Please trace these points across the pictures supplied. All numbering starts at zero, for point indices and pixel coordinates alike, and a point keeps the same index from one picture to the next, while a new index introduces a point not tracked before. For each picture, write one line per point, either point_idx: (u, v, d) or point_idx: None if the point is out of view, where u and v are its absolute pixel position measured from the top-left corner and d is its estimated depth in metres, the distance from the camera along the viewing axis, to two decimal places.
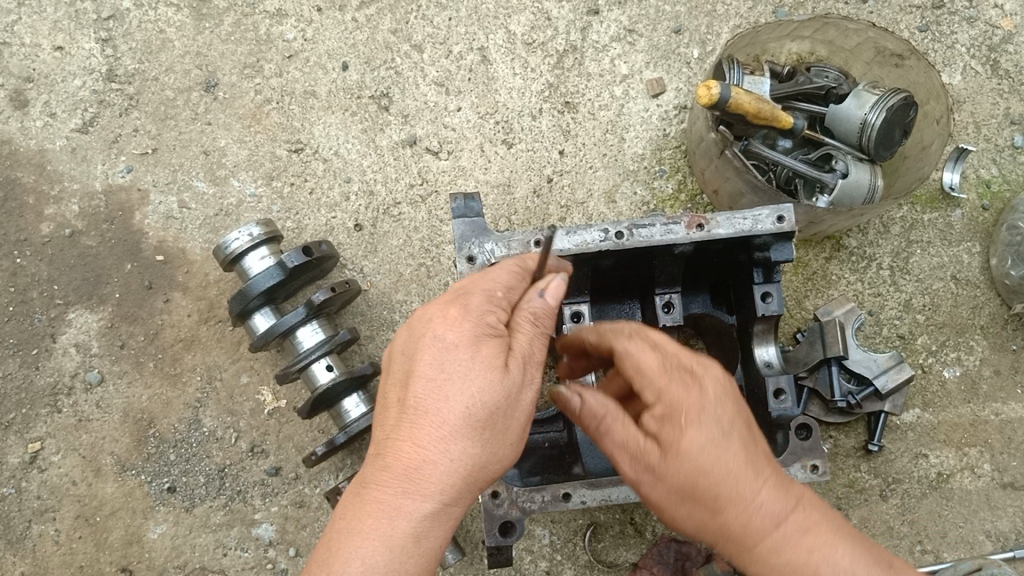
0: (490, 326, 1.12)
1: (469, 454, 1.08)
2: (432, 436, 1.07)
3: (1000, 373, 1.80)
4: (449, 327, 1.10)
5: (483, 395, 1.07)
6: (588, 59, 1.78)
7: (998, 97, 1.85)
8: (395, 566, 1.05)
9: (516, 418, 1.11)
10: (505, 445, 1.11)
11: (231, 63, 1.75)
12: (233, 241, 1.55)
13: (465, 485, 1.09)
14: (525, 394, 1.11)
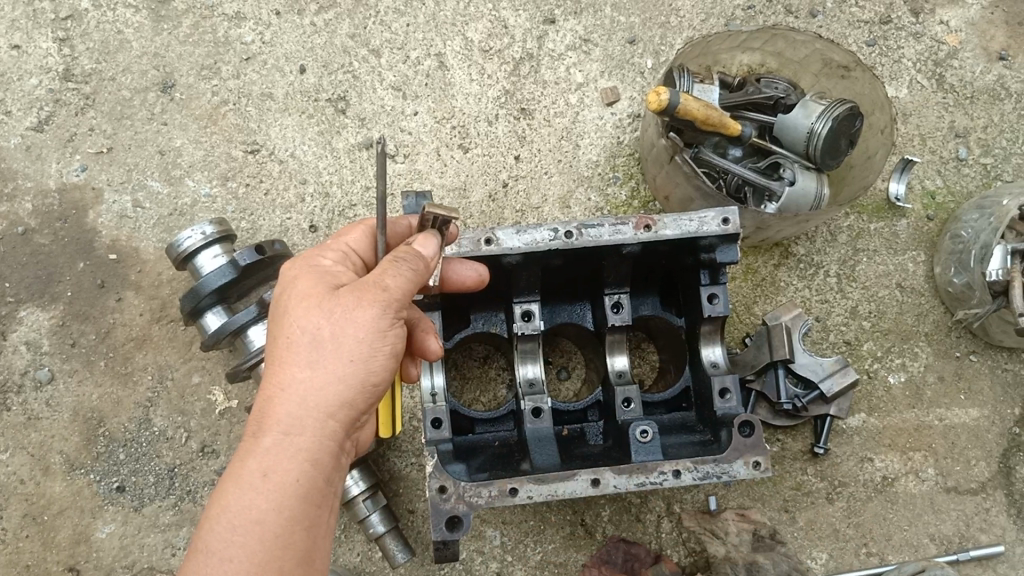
0: (330, 273, 1.22)
1: (296, 380, 1.11)
2: (273, 371, 1.13)
3: (944, 379, 1.84)
4: (295, 273, 1.23)
5: (303, 324, 1.13)
6: (543, 67, 1.81)
7: (943, 110, 1.90)
8: (246, 505, 1.08)
9: (347, 339, 1.11)
10: (341, 363, 1.12)
11: (189, 64, 1.77)
12: (186, 240, 1.56)
13: (305, 410, 1.11)
14: (356, 310, 1.12)
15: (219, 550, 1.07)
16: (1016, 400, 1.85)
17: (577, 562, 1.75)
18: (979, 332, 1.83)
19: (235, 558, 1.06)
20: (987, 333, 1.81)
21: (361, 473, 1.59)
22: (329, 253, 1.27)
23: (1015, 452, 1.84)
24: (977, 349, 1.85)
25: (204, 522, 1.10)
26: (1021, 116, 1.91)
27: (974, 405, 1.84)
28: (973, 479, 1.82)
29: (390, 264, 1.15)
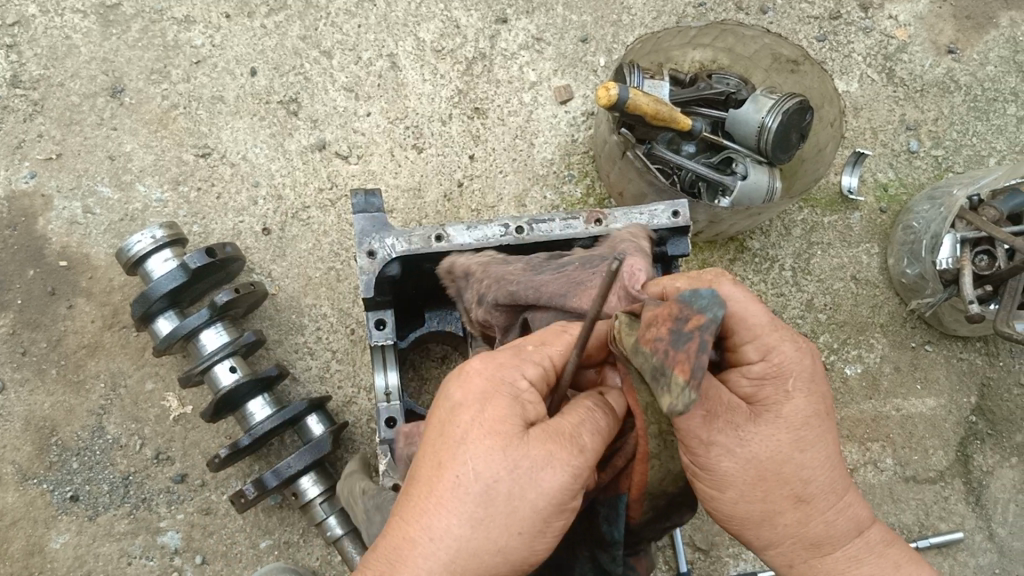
0: (519, 398, 0.99)
1: (456, 533, 0.94)
2: (426, 511, 0.95)
3: (899, 369, 1.86)
4: (471, 379, 1.00)
5: (480, 469, 0.94)
6: (496, 67, 1.81)
7: (894, 103, 1.92)
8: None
9: (525, 504, 0.94)
10: (507, 532, 0.94)
11: (138, 68, 1.75)
12: (136, 244, 1.55)
13: (451, 573, 0.94)
14: (543, 473, 0.94)
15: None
16: (971, 389, 1.88)
17: None
18: (934, 322, 1.85)
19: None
20: (942, 322, 1.83)
21: (320, 475, 1.61)
22: (528, 366, 1.02)
23: (971, 440, 1.87)
24: (932, 339, 1.87)
25: None
26: (970, 107, 1.93)
27: (930, 394, 1.87)
28: (931, 468, 1.85)
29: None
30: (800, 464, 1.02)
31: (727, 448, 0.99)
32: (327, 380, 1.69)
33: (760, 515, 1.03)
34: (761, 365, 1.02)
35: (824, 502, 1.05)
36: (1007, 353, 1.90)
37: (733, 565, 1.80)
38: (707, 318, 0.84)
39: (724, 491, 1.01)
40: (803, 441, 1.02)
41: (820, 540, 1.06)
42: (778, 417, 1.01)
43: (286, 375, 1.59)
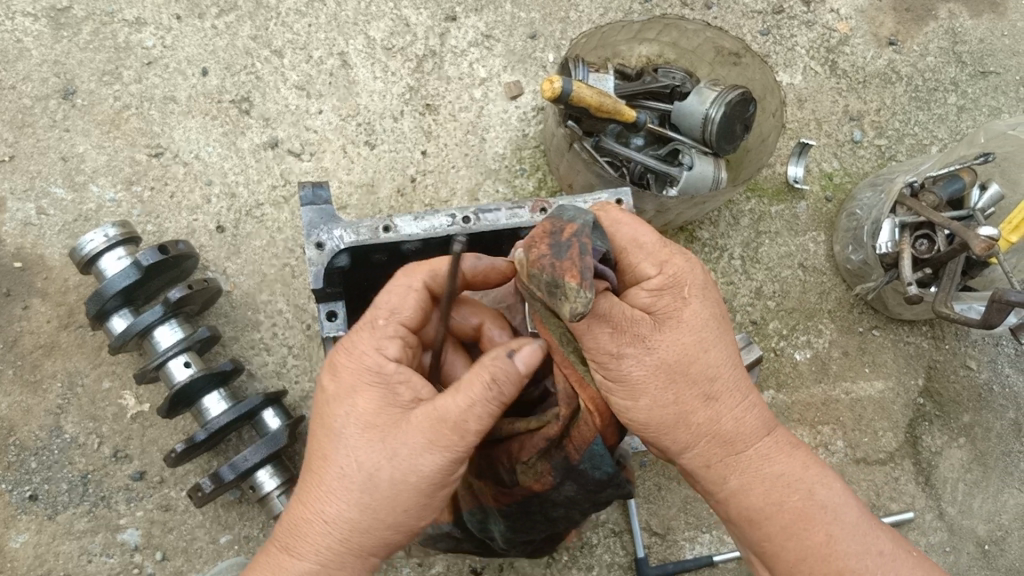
0: (391, 385, 1.10)
1: (345, 515, 1.07)
2: (318, 497, 1.09)
3: (848, 353, 1.90)
4: (347, 366, 1.12)
5: (360, 459, 1.07)
6: (446, 64, 1.84)
7: (837, 95, 1.97)
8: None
9: (407, 485, 1.06)
10: (394, 511, 1.07)
11: (90, 70, 1.77)
12: (89, 243, 1.57)
13: (345, 547, 1.08)
14: (423, 457, 1.05)
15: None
16: (918, 371, 1.93)
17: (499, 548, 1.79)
18: (880, 307, 1.90)
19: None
20: (887, 306, 1.88)
21: (278, 468, 1.63)
22: (391, 345, 1.13)
23: (919, 422, 1.92)
24: (879, 323, 1.92)
25: None
26: (912, 97, 1.98)
27: (879, 377, 1.91)
28: (881, 450, 1.90)
29: (466, 383, 1.05)
30: (704, 363, 1.16)
31: (636, 357, 1.14)
32: (284, 376, 1.70)
33: (676, 423, 1.16)
34: (659, 277, 1.18)
35: (728, 399, 1.18)
36: (952, 336, 1.94)
37: (689, 549, 1.83)
38: (576, 227, 1.07)
39: (638, 401, 1.15)
40: (704, 339, 1.17)
41: (732, 440, 1.18)
42: (678, 322, 1.16)
43: (240, 371, 1.60)
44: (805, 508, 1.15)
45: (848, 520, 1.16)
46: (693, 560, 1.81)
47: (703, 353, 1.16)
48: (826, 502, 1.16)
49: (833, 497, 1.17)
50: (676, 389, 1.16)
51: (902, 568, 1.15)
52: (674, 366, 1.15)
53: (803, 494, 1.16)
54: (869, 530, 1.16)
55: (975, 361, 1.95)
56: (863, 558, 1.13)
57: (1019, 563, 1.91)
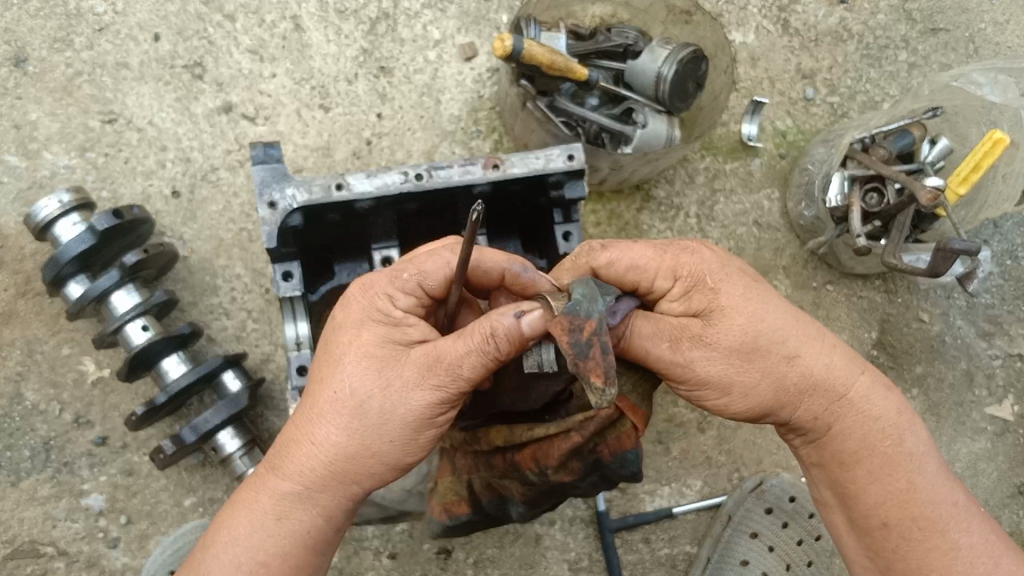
0: (399, 325, 1.11)
1: (334, 439, 1.07)
2: (309, 419, 1.09)
3: (802, 309, 1.94)
4: (356, 303, 1.13)
5: (354, 384, 1.07)
6: (400, 25, 1.83)
7: (790, 53, 1.98)
8: (254, 541, 1.08)
9: (396, 415, 1.06)
10: (382, 441, 1.07)
11: (40, 37, 1.75)
12: (43, 209, 1.57)
13: (328, 471, 1.08)
14: (414, 391, 1.06)
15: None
16: (872, 325, 1.96)
17: None
18: (833, 262, 1.93)
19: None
20: (840, 261, 1.91)
21: (240, 429, 1.64)
22: (405, 297, 1.14)
23: None
24: (833, 279, 1.95)
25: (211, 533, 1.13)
26: (864, 55, 2.00)
27: (833, 331, 1.95)
28: None
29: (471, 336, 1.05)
30: (777, 335, 1.15)
31: (704, 356, 1.14)
32: (244, 340, 1.73)
33: (773, 397, 1.16)
34: (678, 285, 1.17)
35: (812, 354, 1.17)
36: (906, 289, 1.98)
37: (649, 501, 1.87)
38: (597, 322, 0.98)
39: (728, 392, 1.15)
40: (758, 316, 1.14)
41: (830, 392, 1.18)
42: (733, 309, 1.14)
43: (199, 334, 1.62)
44: (892, 454, 1.19)
45: (928, 468, 1.20)
46: (654, 513, 1.85)
47: (772, 332, 1.15)
48: (913, 450, 1.20)
49: (919, 444, 1.21)
50: (760, 369, 1.15)
51: (975, 515, 1.21)
52: (746, 347, 1.14)
53: (891, 442, 1.20)
54: (942, 474, 1.21)
55: (928, 314, 1.99)
56: (938, 506, 1.19)
57: None
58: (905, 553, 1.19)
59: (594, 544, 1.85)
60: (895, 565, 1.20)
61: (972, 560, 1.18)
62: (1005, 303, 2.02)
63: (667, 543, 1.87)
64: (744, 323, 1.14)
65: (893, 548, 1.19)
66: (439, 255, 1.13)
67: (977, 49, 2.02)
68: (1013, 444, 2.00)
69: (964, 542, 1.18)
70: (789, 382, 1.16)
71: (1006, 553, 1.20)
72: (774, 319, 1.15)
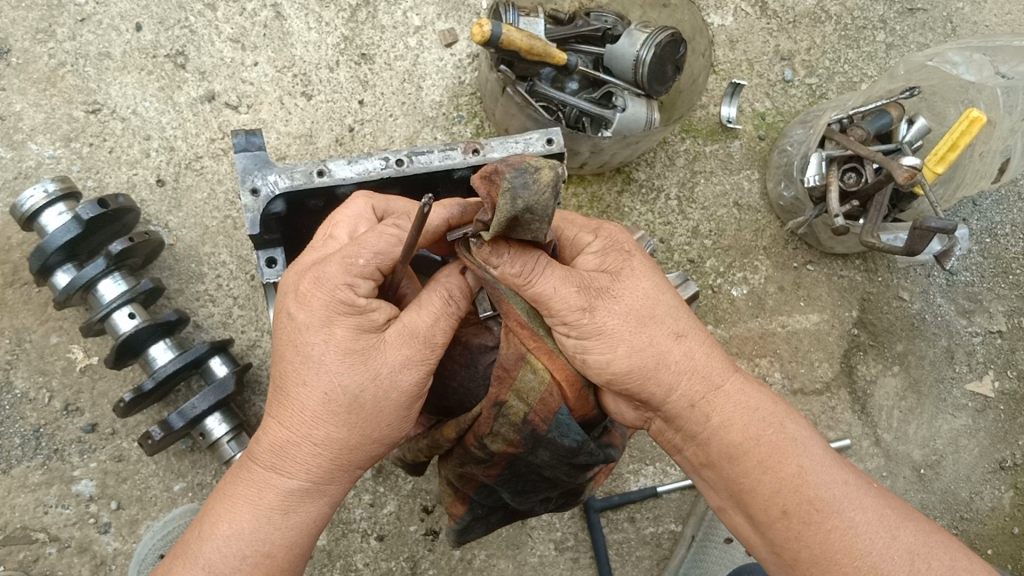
0: (359, 306, 1.07)
1: (334, 437, 1.07)
2: (302, 421, 1.07)
3: (783, 289, 1.96)
4: (308, 291, 1.07)
5: (344, 383, 1.05)
6: (380, 12, 1.85)
7: (768, 35, 2.00)
8: (263, 539, 1.07)
9: (389, 402, 1.08)
10: (379, 426, 1.09)
11: (23, 29, 1.77)
12: (28, 198, 1.59)
13: (332, 464, 1.09)
14: (401, 373, 1.08)
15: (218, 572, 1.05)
16: (853, 304, 1.99)
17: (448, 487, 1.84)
18: (813, 243, 1.95)
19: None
20: (820, 241, 1.93)
21: (227, 415, 1.66)
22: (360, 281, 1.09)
23: (855, 352, 1.98)
24: (814, 258, 1.97)
25: (204, 532, 1.09)
26: (841, 36, 2.02)
27: (814, 310, 1.97)
28: (817, 380, 1.96)
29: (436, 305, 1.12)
30: (668, 311, 1.14)
31: (606, 308, 1.11)
32: (230, 326, 1.75)
33: (650, 365, 1.12)
34: (597, 244, 1.21)
35: (697, 341, 1.17)
36: (885, 268, 2.01)
37: (634, 481, 1.90)
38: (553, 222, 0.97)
39: (615, 349, 1.10)
40: (660, 291, 1.15)
41: (706, 379, 1.16)
42: (631, 274, 1.16)
43: (185, 320, 1.63)
44: (777, 442, 1.13)
45: (815, 453, 1.14)
46: (638, 492, 1.88)
47: (661, 308, 1.14)
48: (795, 434, 1.15)
49: (801, 429, 1.16)
50: (647, 342, 1.12)
51: (868, 493, 1.13)
52: (633, 313, 1.12)
53: (775, 428, 1.14)
54: (834, 460, 1.15)
55: (908, 292, 2.02)
56: (831, 486, 1.12)
57: (953, 485, 2.00)
58: (809, 541, 1.10)
59: (579, 524, 1.87)
60: (800, 555, 1.11)
61: (872, 536, 1.10)
62: (984, 280, 2.05)
63: (651, 522, 1.90)
64: (637, 286, 1.14)
65: (796, 536, 1.11)
66: (385, 231, 1.10)
67: (954, 29, 2.04)
68: (994, 420, 2.03)
69: (861, 521, 1.10)
70: (676, 357, 1.14)
71: (905, 526, 1.12)
72: (653, 289, 1.15)
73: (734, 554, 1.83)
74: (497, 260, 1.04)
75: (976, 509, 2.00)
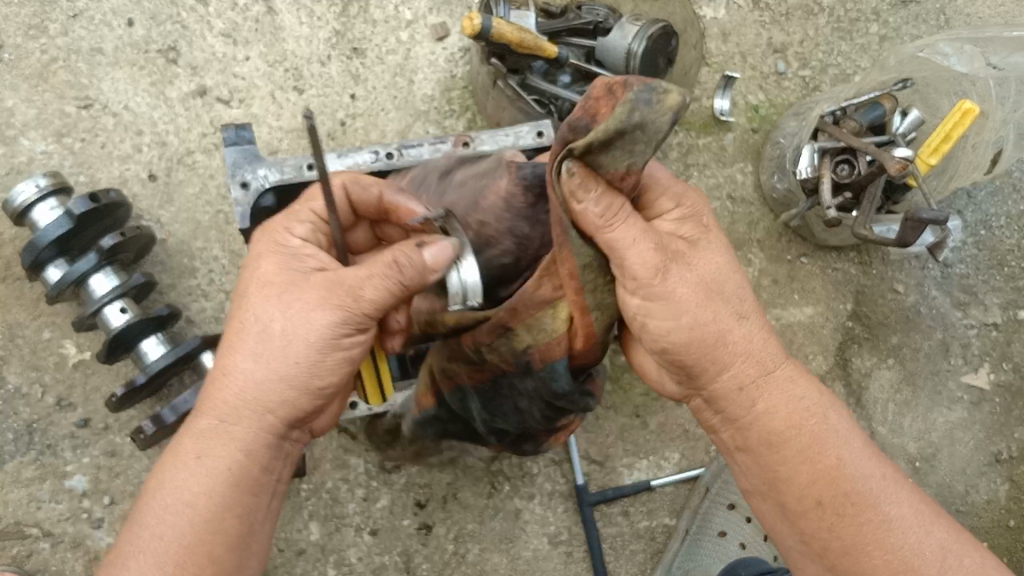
0: (296, 255, 1.17)
1: (245, 372, 1.12)
2: (223, 356, 1.15)
3: (777, 282, 1.96)
4: (259, 249, 1.20)
5: (256, 317, 1.13)
6: (372, 6, 1.84)
7: (761, 28, 2.00)
8: (179, 481, 1.12)
9: (296, 337, 1.11)
10: (287, 362, 1.12)
11: (14, 24, 1.77)
12: (20, 193, 1.59)
13: (243, 403, 1.13)
14: (312, 312, 1.11)
15: (149, 516, 1.12)
16: (847, 296, 1.98)
17: (441, 482, 1.84)
18: (807, 235, 1.95)
19: (165, 534, 1.10)
20: (813, 234, 1.93)
21: None
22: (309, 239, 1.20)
23: (849, 345, 1.98)
24: (808, 251, 1.97)
25: (148, 484, 1.16)
26: (834, 28, 2.02)
27: (808, 303, 1.97)
28: (812, 373, 1.96)
29: (376, 268, 1.12)
30: (724, 298, 1.14)
31: (680, 275, 1.11)
32: (222, 321, 1.75)
33: (714, 340, 1.13)
34: (679, 210, 1.20)
35: (756, 325, 1.18)
36: (880, 261, 2.00)
37: (627, 475, 1.90)
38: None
39: (679, 317, 1.11)
40: (723, 273, 1.14)
41: (760, 364, 1.17)
42: (710, 248, 1.17)
43: (177, 315, 1.63)
44: (819, 433, 1.17)
45: (856, 449, 1.17)
46: (631, 486, 1.88)
47: (732, 284, 1.15)
48: (836, 427, 1.18)
49: (843, 422, 1.19)
50: (715, 316, 1.12)
51: (903, 488, 1.18)
52: (704, 285, 1.12)
53: (818, 420, 1.17)
54: (872, 454, 1.19)
55: (903, 284, 2.01)
56: (868, 481, 1.15)
57: (948, 478, 1.99)
58: (843, 531, 1.14)
59: (573, 518, 1.87)
60: (830, 546, 1.15)
61: (905, 531, 1.15)
62: (979, 272, 2.04)
63: (645, 515, 1.89)
64: (711, 259, 1.15)
65: (829, 527, 1.15)
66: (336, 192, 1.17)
67: (948, 20, 2.04)
68: (990, 413, 2.02)
69: (895, 517, 1.15)
70: (736, 334, 1.15)
71: (937, 523, 1.17)
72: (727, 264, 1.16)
73: (728, 548, 1.89)
74: (584, 195, 1.05)
75: (972, 502, 1.99)
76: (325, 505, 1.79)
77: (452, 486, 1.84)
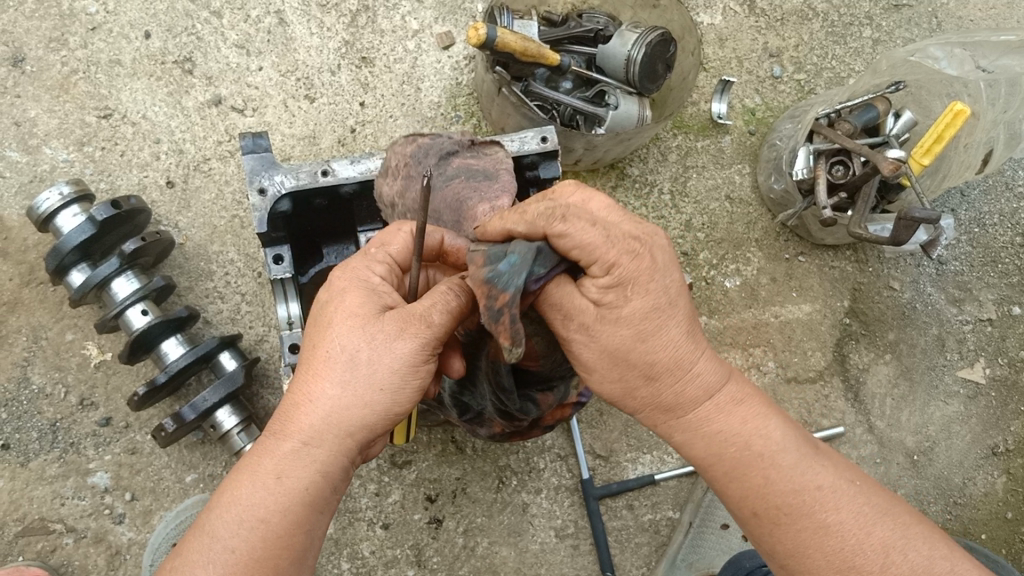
0: (376, 291, 1.14)
1: (330, 396, 1.07)
2: (307, 380, 1.09)
3: (775, 280, 2.01)
4: (339, 280, 1.15)
5: (342, 343, 1.08)
6: (380, 17, 1.91)
7: (757, 33, 2.06)
8: (255, 498, 1.05)
9: (382, 366, 1.07)
10: (373, 390, 1.07)
11: (37, 38, 1.84)
12: (44, 201, 1.65)
13: (328, 427, 1.07)
14: (395, 342, 1.07)
15: (218, 533, 1.04)
16: (844, 293, 2.04)
17: (450, 476, 1.89)
18: (804, 234, 2.01)
19: (236, 547, 1.03)
20: (810, 233, 1.99)
21: (236, 408, 1.72)
22: (377, 265, 1.17)
23: (847, 341, 2.03)
24: (805, 250, 2.03)
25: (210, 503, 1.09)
26: (829, 32, 2.08)
27: (806, 301, 2.02)
28: (811, 368, 2.01)
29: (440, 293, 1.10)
30: (648, 350, 1.06)
31: (583, 342, 1.07)
32: (238, 322, 1.81)
33: (622, 393, 1.11)
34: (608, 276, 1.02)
35: (679, 369, 1.09)
36: (875, 259, 2.06)
37: (632, 469, 1.96)
38: (511, 294, 0.98)
39: (590, 373, 1.10)
40: (645, 330, 1.05)
41: (670, 407, 1.12)
42: (620, 317, 1.04)
43: (196, 316, 1.69)
44: (743, 458, 1.10)
45: (787, 463, 1.09)
46: (636, 480, 1.93)
47: (642, 345, 1.06)
48: (764, 450, 1.10)
49: (772, 444, 1.10)
50: (620, 379, 1.09)
51: (846, 495, 1.09)
52: (609, 353, 1.06)
53: (745, 447, 1.10)
54: (810, 466, 1.10)
55: (899, 281, 2.07)
56: (799, 498, 1.08)
57: (946, 471, 2.03)
58: (782, 538, 1.09)
59: (579, 511, 1.93)
60: (773, 552, 1.10)
61: (844, 538, 1.06)
62: (973, 269, 2.10)
63: (650, 509, 1.95)
64: (628, 317, 1.04)
65: (770, 536, 1.10)
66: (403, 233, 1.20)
67: (939, 24, 2.10)
68: (986, 407, 2.07)
69: (835, 523, 1.07)
70: (649, 390, 1.10)
71: (882, 524, 1.07)
72: (641, 315, 1.05)
73: (730, 541, 1.93)
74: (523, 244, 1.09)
75: (971, 494, 2.03)
76: (338, 500, 1.85)
77: (460, 481, 1.90)
